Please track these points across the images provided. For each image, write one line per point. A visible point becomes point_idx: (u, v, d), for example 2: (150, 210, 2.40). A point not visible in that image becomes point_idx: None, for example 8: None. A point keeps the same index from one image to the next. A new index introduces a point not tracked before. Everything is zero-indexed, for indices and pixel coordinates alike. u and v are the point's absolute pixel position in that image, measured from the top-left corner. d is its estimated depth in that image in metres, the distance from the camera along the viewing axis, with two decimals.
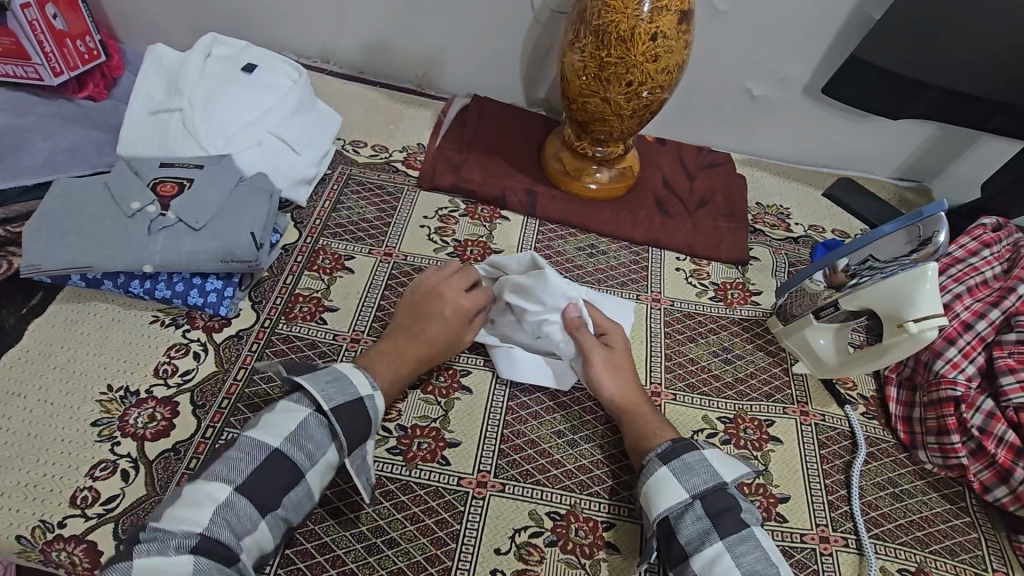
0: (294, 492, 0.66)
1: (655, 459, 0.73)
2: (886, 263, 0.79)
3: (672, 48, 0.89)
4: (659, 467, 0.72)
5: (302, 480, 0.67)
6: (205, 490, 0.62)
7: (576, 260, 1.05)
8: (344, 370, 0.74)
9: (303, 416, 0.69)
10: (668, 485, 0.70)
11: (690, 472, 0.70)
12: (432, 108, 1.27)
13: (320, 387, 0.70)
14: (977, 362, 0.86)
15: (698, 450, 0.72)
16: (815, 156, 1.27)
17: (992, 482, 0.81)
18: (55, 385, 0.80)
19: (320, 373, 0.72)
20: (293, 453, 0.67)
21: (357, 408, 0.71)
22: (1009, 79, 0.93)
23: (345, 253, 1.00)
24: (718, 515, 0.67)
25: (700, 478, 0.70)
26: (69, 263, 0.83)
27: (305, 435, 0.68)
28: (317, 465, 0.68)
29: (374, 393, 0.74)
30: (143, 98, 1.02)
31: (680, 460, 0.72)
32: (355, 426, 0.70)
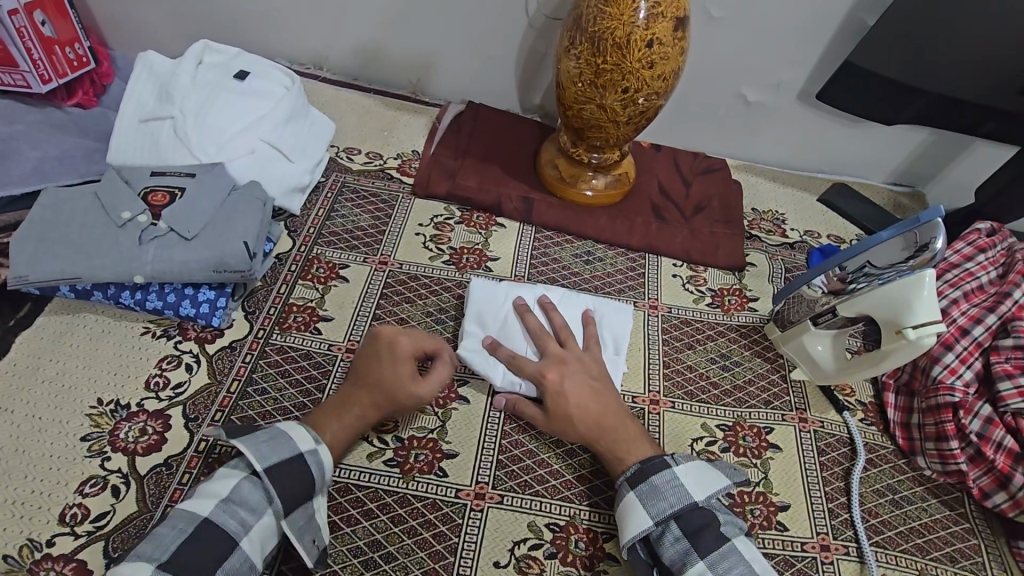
0: (229, 562, 0.61)
1: (623, 483, 0.73)
2: (881, 270, 0.78)
3: (668, 55, 0.88)
4: (629, 493, 0.72)
5: (234, 549, 0.61)
6: (130, 566, 0.57)
7: (573, 267, 1.04)
8: (283, 427, 0.70)
9: (236, 481, 0.65)
10: (635, 511, 0.70)
11: (657, 496, 0.70)
12: (426, 114, 1.27)
13: (253, 446, 0.67)
14: (975, 367, 0.86)
15: (669, 469, 0.72)
16: (810, 161, 1.27)
17: (991, 488, 0.81)
18: (44, 399, 0.78)
19: (256, 434, 0.69)
20: (225, 521, 0.62)
21: (297, 465, 0.67)
22: (1003, 84, 0.94)
23: (339, 262, 0.99)
24: (697, 533, 0.67)
25: (668, 502, 0.69)
26: (58, 274, 0.82)
27: (237, 501, 0.64)
28: (253, 530, 0.63)
29: (317, 447, 0.70)
30: (134, 106, 1.01)
31: (649, 482, 0.71)
32: (292, 484, 0.66)
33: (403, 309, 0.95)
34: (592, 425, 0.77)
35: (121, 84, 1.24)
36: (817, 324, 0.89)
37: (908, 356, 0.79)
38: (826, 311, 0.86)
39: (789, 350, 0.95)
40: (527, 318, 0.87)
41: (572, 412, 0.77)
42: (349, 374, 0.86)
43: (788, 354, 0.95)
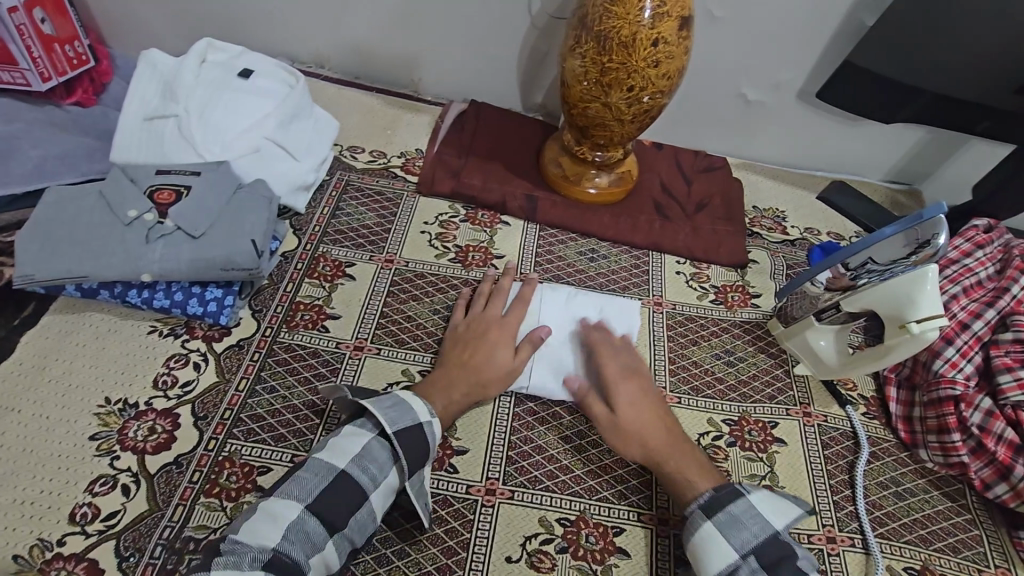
0: (359, 513, 0.65)
1: (698, 512, 0.71)
2: (886, 267, 0.79)
3: (673, 54, 0.89)
4: (704, 522, 0.69)
5: (365, 501, 0.65)
6: (276, 508, 0.62)
7: (578, 265, 1.05)
8: (404, 395, 0.72)
9: (366, 440, 0.68)
10: (715, 541, 0.68)
11: (738, 527, 0.68)
12: (429, 113, 1.27)
13: (383, 411, 0.69)
14: (975, 361, 0.87)
15: (744, 497, 0.70)
16: (809, 160, 1.28)
17: (992, 479, 0.83)
18: (51, 399, 0.78)
19: (380, 398, 0.71)
20: (358, 476, 0.66)
21: (419, 435, 0.70)
22: (999, 83, 0.95)
23: (345, 260, 0.99)
24: (776, 567, 0.65)
25: (749, 534, 0.68)
26: (63, 272, 0.81)
27: (368, 458, 0.67)
28: (380, 488, 0.67)
29: (432, 420, 0.72)
30: (137, 104, 1.00)
31: (726, 512, 0.69)
32: (414, 451, 0.69)
33: (410, 307, 0.95)
34: (659, 437, 0.79)
35: (120, 82, 1.23)
36: (819, 319, 0.90)
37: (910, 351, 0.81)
38: (828, 307, 0.87)
39: (790, 347, 0.96)
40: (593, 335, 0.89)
41: (641, 418, 0.80)
42: (358, 371, 0.86)
43: (789, 349, 0.97)
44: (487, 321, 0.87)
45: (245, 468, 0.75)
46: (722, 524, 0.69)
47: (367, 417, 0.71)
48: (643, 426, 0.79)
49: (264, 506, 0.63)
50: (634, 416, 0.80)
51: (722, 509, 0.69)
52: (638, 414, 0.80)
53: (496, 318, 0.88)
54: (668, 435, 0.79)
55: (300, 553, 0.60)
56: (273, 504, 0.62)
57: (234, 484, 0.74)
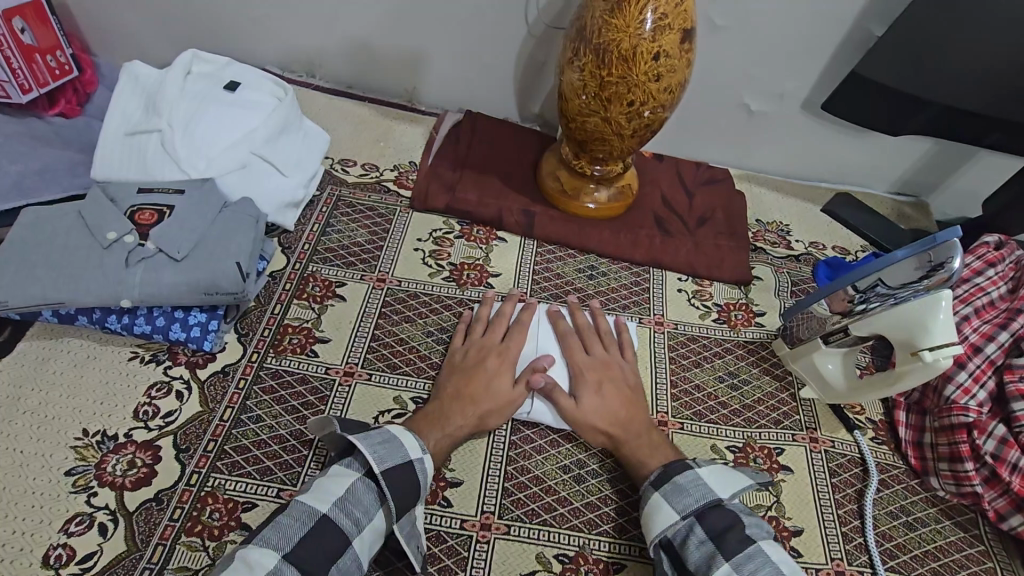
0: (342, 560, 0.61)
1: (648, 486, 0.72)
2: (895, 291, 0.76)
3: (675, 67, 0.86)
4: (652, 494, 0.71)
5: (348, 548, 0.62)
6: (255, 558, 0.58)
7: (576, 283, 1.01)
8: (396, 432, 0.70)
9: (352, 481, 0.66)
10: (662, 511, 0.69)
11: (681, 493, 0.69)
12: (423, 124, 1.24)
13: (370, 448, 0.67)
14: (988, 386, 0.85)
15: (690, 469, 0.71)
16: (814, 171, 1.25)
17: (1006, 510, 0.80)
18: (25, 431, 0.74)
19: (370, 434, 0.69)
20: (341, 521, 0.63)
21: (409, 472, 0.67)
22: (1012, 96, 0.92)
23: (336, 280, 0.95)
24: (721, 535, 0.65)
25: (693, 499, 0.68)
26: (39, 298, 0.78)
27: (352, 500, 0.64)
28: (365, 533, 0.64)
29: (423, 456, 0.70)
30: (119, 119, 0.97)
31: (671, 482, 0.71)
32: (403, 490, 0.66)
33: (403, 328, 0.91)
34: (620, 418, 0.79)
35: (105, 93, 1.19)
36: (827, 342, 0.87)
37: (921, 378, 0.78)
38: (835, 329, 0.84)
39: (795, 368, 0.93)
40: (558, 321, 0.90)
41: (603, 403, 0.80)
42: (348, 398, 0.83)
43: (793, 369, 0.94)
44: (486, 348, 0.84)
45: (228, 504, 0.72)
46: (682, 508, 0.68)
47: (356, 456, 0.69)
48: (605, 409, 0.79)
49: (241, 554, 0.58)
50: (599, 401, 0.80)
51: (670, 480, 0.71)
52: (603, 400, 0.80)
53: (496, 345, 0.85)
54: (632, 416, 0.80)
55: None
56: (250, 553, 0.58)
57: (217, 522, 0.71)
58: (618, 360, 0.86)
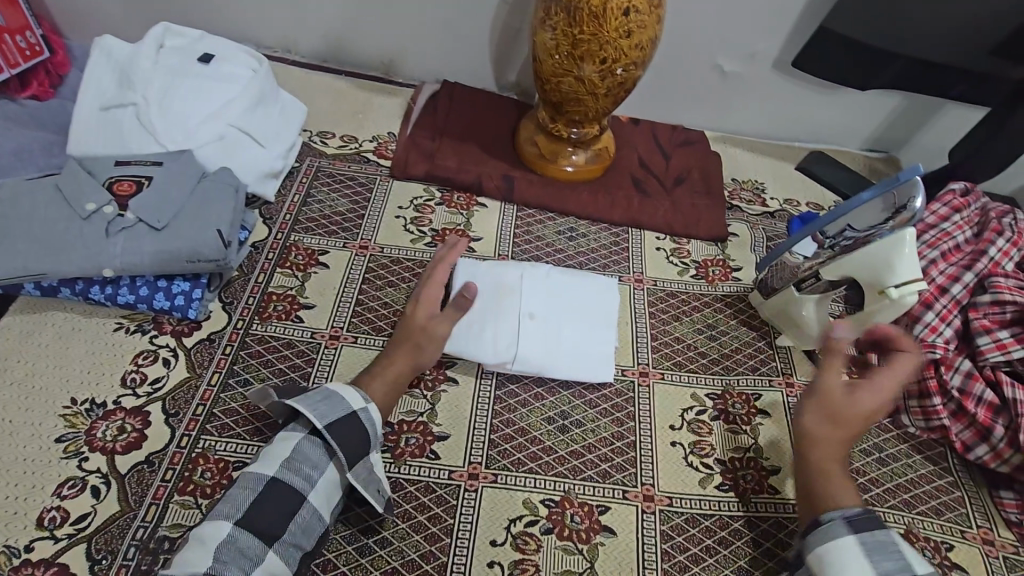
0: (299, 515, 0.63)
1: (840, 521, 0.64)
2: (863, 231, 0.80)
3: (645, 23, 0.87)
4: (843, 534, 0.63)
5: (304, 503, 0.64)
6: (209, 528, 0.60)
7: (557, 245, 1.03)
8: (334, 387, 0.71)
9: (297, 441, 0.66)
10: (855, 560, 0.61)
11: (885, 553, 0.61)
12: (401, 95, 1.24)
13: (311, 406, 0.68)
14: (954, 324, 0.88)
15: (889, 531, 0.63)
16: (787, 131, 1.27)
17: (973, 440, 0.83)
18: (14, 402, 0.75)
19: (309, 394, 0.69)
20: (291, 481, 0.64)
21: (353, 422, 0.68)
22: (972, 44, 0.95)
23: (318, 248, 0.96)
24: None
25: (894, 562, 0.60)
26: (20, 271, 0.78)
27: (300, 459, 0.65)
28: (318, 486, 0.65)
29: (367, 405, 0.71)
30: (93, 93, 0.96)
31: (873, 535, 0.62)
32: (352, 440, 0.68)
33: (387, 293, 0.93)
34: (832, 454, 0.73)
35: (78, 74, 1.19)
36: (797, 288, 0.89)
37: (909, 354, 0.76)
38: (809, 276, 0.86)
39: (772, 319, 0.95)
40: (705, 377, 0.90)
41: (835, 435, 0.73)
42: (334, 361, 0.84)
43: (772, 322, 0.96)
44: (419, 305, 0.82)
45: (220, 464, 0.73)
46: (868, 545, 0.62)
47: (299, 418, 0.69)
48: (829, 447, 0.73)
49: (197, 528, 0.60)
50: (833, 420, 0.74)
51: (871, 531, 0.63)
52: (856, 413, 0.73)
53: (432, 301, 0.83)
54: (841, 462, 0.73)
55: (236, 571, 0.57)
56: (204, 527, 0.60)
57: (209, 481, 0.72)
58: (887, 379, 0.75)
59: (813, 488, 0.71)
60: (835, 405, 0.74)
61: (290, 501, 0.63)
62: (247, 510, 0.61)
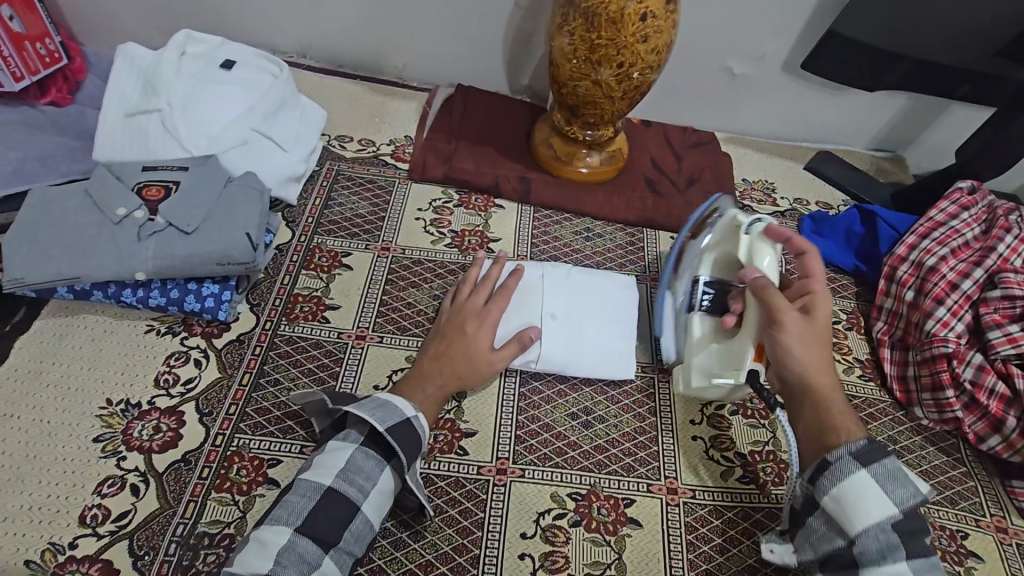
0: (354, 524, 0.65)
1: (848, 459, 0.62)
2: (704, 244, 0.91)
3: (661, 28, 0.89)
4: (855, 469, 0.61)
5: (358, 512, 0.65)
6: (269, 537, 0.61)
7: (574, 245, 1.05)
8: (387, 396, 0.72)
9: (352, 452, 0.67)
10: (868, 494, 0.60)
11: (893, 482, 0.60)
12: (416, 99, 1.26)
13: (369, 412, 0.69)
14: (965, 319, 0.90)
15: (893, 457, 0.62)
16: (794, 132, 1.30)
17: (986, 432, 0.86)
18: (51, 403, 0.77)
19: (363, 402, 0.71)
20: (346, 490, 0.65)
21: (408, 429, 0.70)
22: (977, 47, 0.97)
23: (341, 250, 0.98)
24: (910, 535, 0.59)
25: (907, 493, 0.60)
26: (55, 275, 0.79)
27: (354, 469, 0.66)
28: (372, 496, 0.66)
29: (419, 413, 0.72)
30: (118, 99, 0.98)
31: (882, 467, 0.61)
32: (407, 447, 0.69)
33: (410, 294, 0.95)
34: (828, 372, 0.70)
35: (95, 80, 1.20)
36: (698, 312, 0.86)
37: (809, 251, 0.78)
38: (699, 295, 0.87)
39: (706, 384, 0.82)
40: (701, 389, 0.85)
41: (818, 364, 0.70)
42: (361, 361, 0.86)
43: (707, 385, 0.82)
44: (465, 312, 0.84)
45: (254, 462, 0.75)
46: (880, 478, 0.60)
47: (353, 426, 0.70)
48: (819, 363, 0.70)
49: (255, 535, 0.62)
50: (812, 342, 0.71)
51: (879, 462, 0.61)
52: (818, 335, 0.71)
53: (476, 308, 0.84)
54: (832, 373, 0.71)
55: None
56: (264, 532, 0.62)
57: (244, 478, 0.74)
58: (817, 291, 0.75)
59: (821, 419, 0.68)
60: (806, 334, 0.71)
61: (344, 510, 0.64)
62: (305, 517, 0.63)
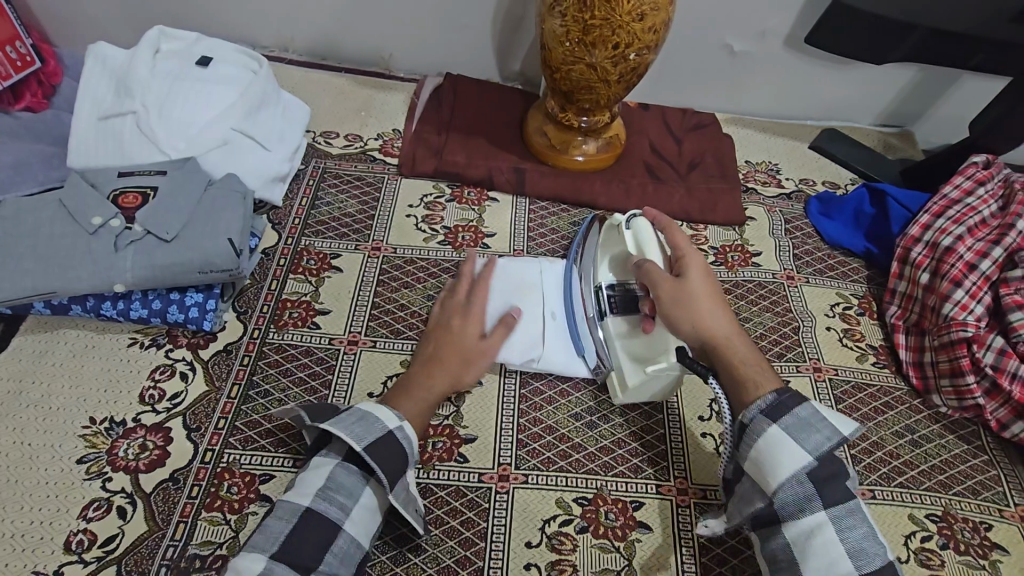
0: (337, 544, 0.61)
1: (762, 417, 0.62)
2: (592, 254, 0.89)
3: (658, 5, 0.85)
4: (770, 427, 0.61)
5: (340, 532, 0.62)
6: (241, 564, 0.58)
7: (572, 237, 1.01)
8: (368, 408, 0.69)
9: (330, 469, 0.65)
10: (785, 449, 0.60)
11: (804, 430, 0.61)
12: (403, 90, 1.21)
13: (347, 430, 0.65)
14: (984, 301, 0.86)
15: (806, 402, 0.63)
16: (798, 110, 1.25)
17: (1009, 418, 0.82)
18: (32, 424, 0.73)
19: (344, 417, 0.67)
20: (326, 509, 0.62)
21: (391, 443, 0.66)
22: (991, 13, 0.91)
23: (330, 252, 0.94)
24: (825, 482, 0.59)
25: (821, 438, 0.61)
26: (29, 290, 0.76)
27: (334, 487, 0.63)
28: (354, 513, 0.63)
29: (403, 423, 0.68)
30: (90, 103, 0.93)
31: (793, 415, 0.62)
32: (391, 463, 0.65)
33: (402, 294, 0.91)
34: (726, 326, 0.71)
35: (70, 83, 1.15)
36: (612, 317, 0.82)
37: (677, 225, 0.80)
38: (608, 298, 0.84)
39: (644, 378, 0.77)
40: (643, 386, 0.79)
41: (711, 325, 0.70)
42: (354, 367, 0.83)
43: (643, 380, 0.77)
44: (450, 310, 0.82)
45: (246, 478, 0.72)
46: (790, 427, 0.61)
47: (333, 444, 0.68)
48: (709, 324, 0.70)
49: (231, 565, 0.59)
50: (697, 304, 0.71)
51: (789, 411, 0.62)
52: (705, 296, 0.72)
53: (458, 306, 0.82)
54: (736, 330, 0.72)
55: None
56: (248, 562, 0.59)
57: (236, 495, 0.71)
58: (688, 254, 0.76)
59: (733, 381, 0.67)
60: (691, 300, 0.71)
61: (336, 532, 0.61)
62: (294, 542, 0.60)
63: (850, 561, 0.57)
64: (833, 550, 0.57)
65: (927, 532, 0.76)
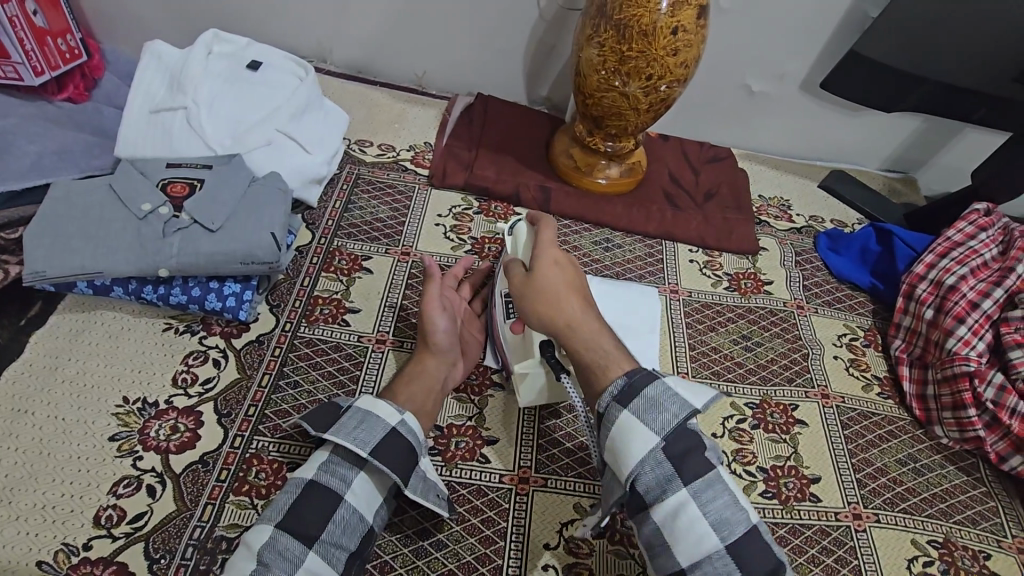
0: (339, 515, 0.63)
1: (613, 402, 0.63)
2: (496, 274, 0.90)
3: (691, 42, 0.90)
4: (620, 412, 0.62)
5: (341, 503, 0.64)
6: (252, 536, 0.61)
7: (594, 255, 1.05)
8: (366, 406, 0.69)
9: (327, 455, 0.67)
10: (635, 429, 0.61)
11: (656, 411, 0.61)
12: (435, 107, 1.26)
13: (349, 435, 0.67)
14: (986, 338, 0.91)
15: (658, 381, 0.63)
16: (809, 150, 1.31)
17: (1007, 451, 0.86)
18: (66, 400, 0.75)
19: (344, 420, 0.68)
20: (328, 481, 0.65)
21: (391, 437, 0.67)
22: (998, 72, 0.98)
23: (361, 253, 0.98)
24: (681, 457, 0.59)
25: (670, 415, 0.61)
26: (76, 269, 0.78)
27: (335, 465, 0.66)
28: (355, 486, 0.66)
29: (405, 417, 0.69)
30: (143, 97, 0.97)
31: (642, 397, 0.62)
32: (397, 458, 0.67)
33: None
34: (580, 315, 0.70)
35: (113, 78, 1.18)
36: (507, 320, 0.82)
37: (547, 214, 0.80)
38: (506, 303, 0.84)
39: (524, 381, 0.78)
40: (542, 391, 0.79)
41: (559, 310, 0.70)
42: (382, 364, 0.85)
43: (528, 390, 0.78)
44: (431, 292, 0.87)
45: (273, 465, 0.74)
46: (639, 409, 0.61)
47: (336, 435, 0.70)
48: (562, 308, 0.70)
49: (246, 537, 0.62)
50: (545, 291, 0.72)
51: (639, 394, 0.62)
52: (552, 281, 0.73)
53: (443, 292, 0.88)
54: (591, 320, 0.71)
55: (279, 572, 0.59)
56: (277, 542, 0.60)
57: (264, 481, 0.72)
58: (542, 246, 0.76)
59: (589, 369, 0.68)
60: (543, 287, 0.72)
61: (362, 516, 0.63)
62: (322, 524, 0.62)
63: (716, 534, 0.57)
64: (698, 527, 0.57)
65: (929, 557, 0.78)
